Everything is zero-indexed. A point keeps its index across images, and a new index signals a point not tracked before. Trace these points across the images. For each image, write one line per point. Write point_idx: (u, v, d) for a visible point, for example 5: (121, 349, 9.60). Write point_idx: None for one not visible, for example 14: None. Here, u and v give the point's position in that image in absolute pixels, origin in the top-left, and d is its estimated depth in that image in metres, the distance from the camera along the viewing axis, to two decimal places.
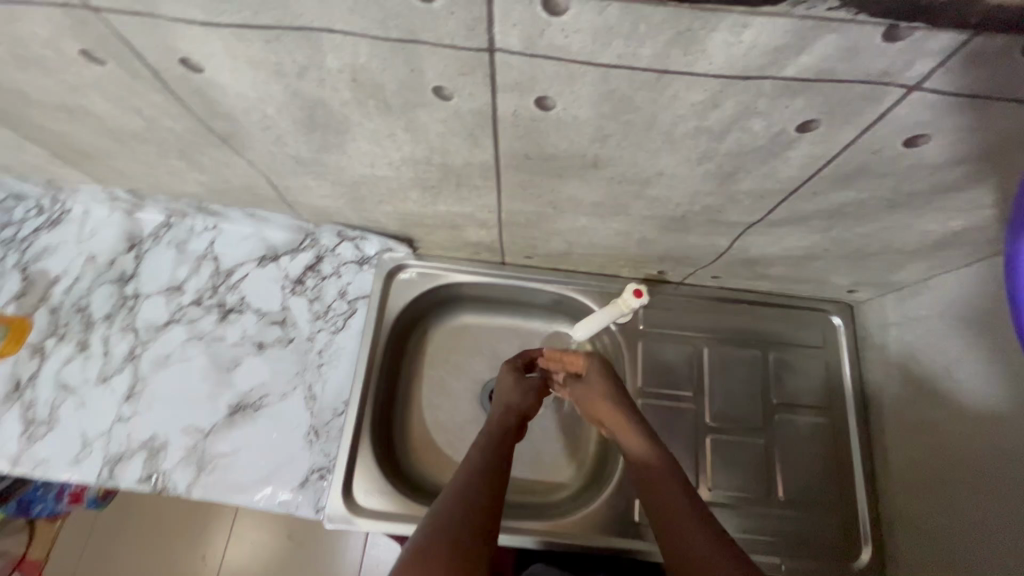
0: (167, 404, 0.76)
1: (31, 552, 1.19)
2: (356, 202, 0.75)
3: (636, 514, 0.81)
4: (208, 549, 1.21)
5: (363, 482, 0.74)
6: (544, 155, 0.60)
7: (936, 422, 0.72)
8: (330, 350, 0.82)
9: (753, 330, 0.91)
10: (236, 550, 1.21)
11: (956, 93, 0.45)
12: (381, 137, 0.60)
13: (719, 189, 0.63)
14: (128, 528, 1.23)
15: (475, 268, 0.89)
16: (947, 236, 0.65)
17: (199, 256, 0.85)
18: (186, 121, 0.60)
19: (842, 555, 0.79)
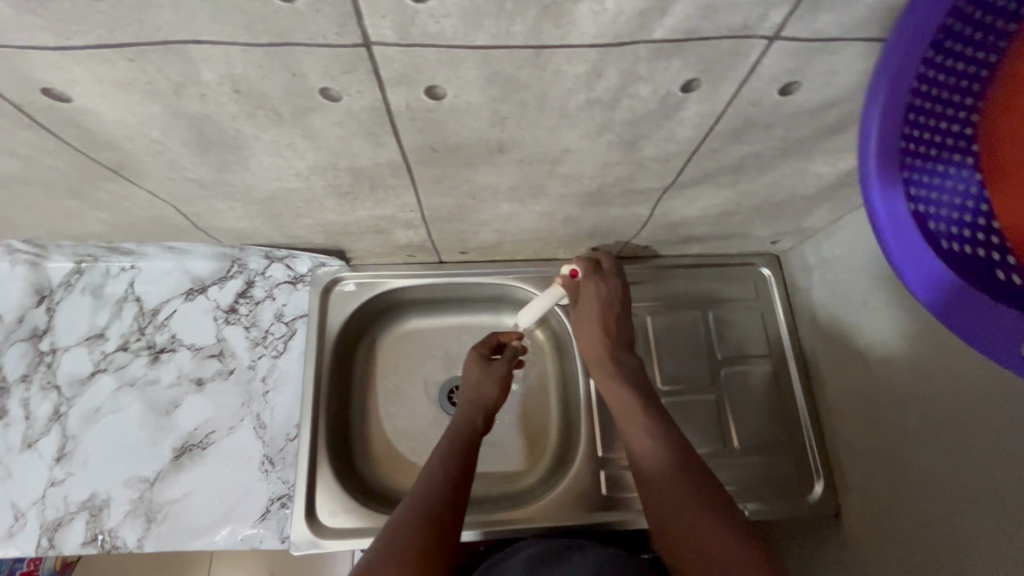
0: (105, 457, 0.75)
1: None
2: (275, 218, 0.66)
3: (604, 487, 0.79)
4: None
5: (327, 502, 0.75)
6: (449, 147, 0.51)
7: (864, 360, 0.74)
8: (274, 375, 0.81)
9: (692, 296, 0.90)
10: None
11: (813, 37, 0.39)
12: (280, 148, 0.51)
13: (625, 158, 0.55)
14: None
15: (410, 270, 0.88)
16: (840, 176, 0.62)
17: (119, 299, 0.82)
18: (66, 156, 0.51)
19: (799, 494, 0.80)
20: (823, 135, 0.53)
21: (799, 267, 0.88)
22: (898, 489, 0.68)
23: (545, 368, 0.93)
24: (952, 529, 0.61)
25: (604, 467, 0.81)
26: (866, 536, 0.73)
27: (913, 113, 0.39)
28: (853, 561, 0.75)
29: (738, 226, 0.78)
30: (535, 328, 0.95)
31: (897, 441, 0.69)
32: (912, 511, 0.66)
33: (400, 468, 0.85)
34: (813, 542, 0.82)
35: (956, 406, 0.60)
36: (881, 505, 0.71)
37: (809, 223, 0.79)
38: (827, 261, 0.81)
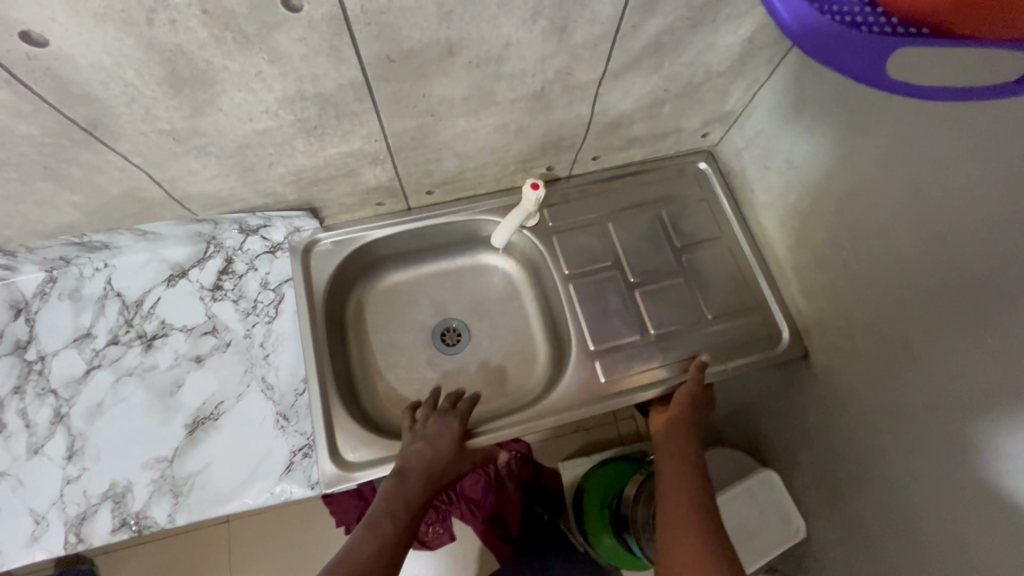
0: (118, 447, 0.76)
1: None
2: (248, 172, 0.70)
3: (600, 376, 0.87)
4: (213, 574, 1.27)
5: (347, 440, 0.79)
6: (404, 54, 0.57)
7: (805, 211, 0.83)
8: (271, 339, 0.84)
9: (644, 199, 0.99)
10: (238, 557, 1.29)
11: None
12: (250, 79, 0.55)
13: (560, 47, 0.62)
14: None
15: (383, 221, 0.92)
16: (744, 44, 0.72)
17: (99, 298, 0.83)
18: (42, 119, 0.53)
19: (770, 345, 0.89)
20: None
21: (731, 155, 0.98)
22: (857, 314, 0.77)
23: (523, 293, 1.00)
24: (891, 322, 0.71)
25: (598, 358, 0.88)
26: (830, 364, 0.83)
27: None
28: (824, 390, 0.84)
29: (670, 119, 0.87)
30: (508, 259, 1.01)
31: (839, 269, 0.79)
32: (868, 326, 0.75)
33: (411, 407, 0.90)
34: (791, 389, 0.91)
35: (878, 214, 0.70)
36: (840, 332, 0.80)
37: (729, 106, 0.89)
38: (752, 140, 0.91)
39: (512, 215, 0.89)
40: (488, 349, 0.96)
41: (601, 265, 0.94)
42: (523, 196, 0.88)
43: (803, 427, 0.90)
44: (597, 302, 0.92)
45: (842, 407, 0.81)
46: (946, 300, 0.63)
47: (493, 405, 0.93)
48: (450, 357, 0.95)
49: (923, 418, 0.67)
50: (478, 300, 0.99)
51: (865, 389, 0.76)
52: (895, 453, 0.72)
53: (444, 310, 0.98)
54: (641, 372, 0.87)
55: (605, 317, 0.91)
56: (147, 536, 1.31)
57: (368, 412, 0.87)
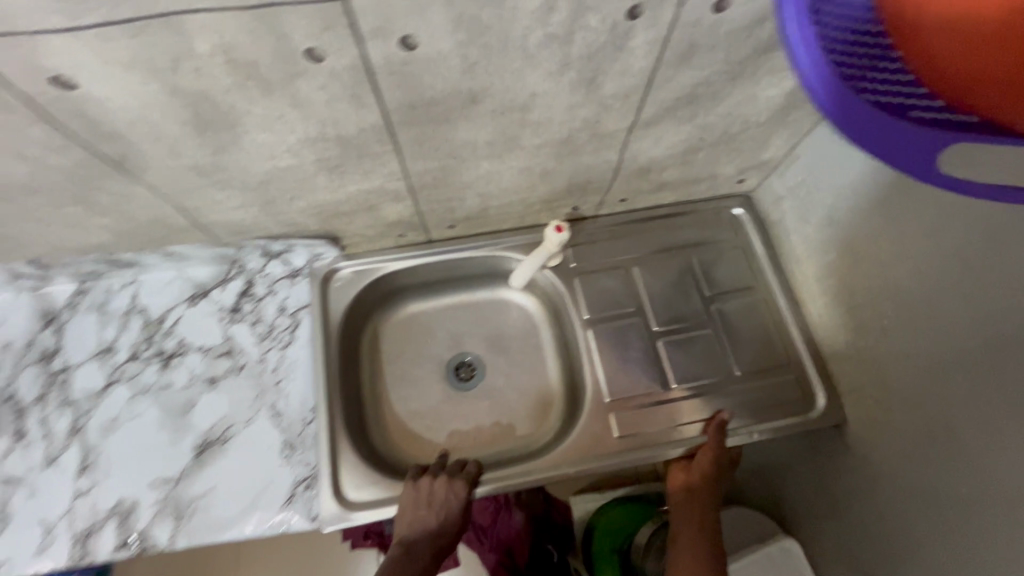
0: (128, 463, 0.78)
1: None
2: (270, 204, 0.70)
3: (615, 430, 0.83)
4: None
5: (350, 478, 0.78)
6: (427, 101, 0.56)
7: (847, 271, 0.78)
8: (284, 365, 0.84)
9: (674, 244, 0.95)
10: None
11: None
12: (272, 121, 0.55)
13: (588, 98, 0.60)
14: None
15: (403, 252, 0.91)
16: (786, 97, 0.68)
17: (125, 312, 0.85)
18: (73, 154, 0.55)
19: (801, 409, 0.84)
20: (763, 52, 0.59)
21: (770, 203, 0.93)
22: (894, 388, 0.71)
23: (541, 333, 0.97)
24: (929, 401, 0.65)
25: (613, 411, 0.84)
26: (864, 437, 0.77)
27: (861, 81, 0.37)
28: (856, 464, 0.78)
29: (704, 165, 0.83)
30: (530, 296, 0.99)
31: (878, 337, 0.73)
32: (907, 405, 0.69)
33: (418, 443, 0.89)
34: (818, 456, 0.85)
35: (922, 285, 0.65)
36: (876, 404, 0.75)
37: (769, 154, 0.85)
38: (792, 191, 0.87)
39: (534, 255, 0.87)
40: (502, 388, 0.94)
41: (624, 310, 0.91)
42: (546, 236, 0.86)
43: (832, 500, 0.83)
44: (617, 350, 0.88)
45: (872, 485, 0.75)
46: (992, 388, 0.57)
47: (503, 446, 0.90)
48: (462, 393, 0.93)
49: (959, 509, 0.62)
50: (495, 337, 0.97)
51: (897, 469, 0.71)
52: (927, 540, 0.67)
53: (460, 344, 0.97)
54: (657, 429, 0.83)
55: (623, 367, 0.87)
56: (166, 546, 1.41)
57: (375, 445, 0.86)
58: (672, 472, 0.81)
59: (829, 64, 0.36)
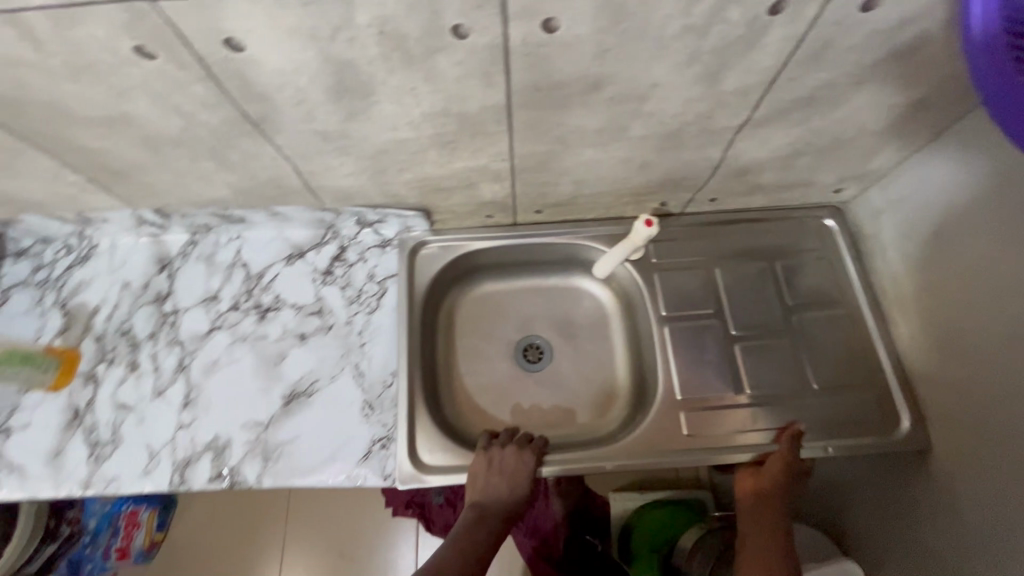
0: (224, 404, 0.84)
1: None
2: (378, 174, 0.74)
3: (684, 428, 0.83)
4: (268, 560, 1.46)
5: (425, 442, 0.82)
6: (551, 85, 0.58)
7: (951, 291, 0.74)
8: (369, 329, 0.88)
9: (758, 248, 0.93)
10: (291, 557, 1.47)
11: None
12: (404, 94, 0.58)
13: (707, 92, 0.61)
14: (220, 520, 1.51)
15: (488, 232, 0.94)
16: (910, 105, 0.66)
17: (229, 265, 0.92)
18: (223, 111, 0.60)
19: (880, 430, 0.81)
20: (896, 57, 0.58)
21: (866, 215, 0.90)
22: (990, 414, 0.68)
23: (613, 325, 0.98)
24: None
25: (683, 409, 0.84)
26: (955, 467, 0.73)
27: None
28: (941, 494, 0.75)
29: (804, 171, 0.81)
30: (604, 288, 1.00)
31: (980, 363, 0.70)
32: (1005, 435, 0.66)
33: (484, 418, 0.92)
34: (895, 481, 0.82)
35: None
36: (970, 432, 0.72)
37: (874, 165, 0.82)
38: (894, 204, 0.83)
39: (617, 248, 0.88)
40: (570, 374, 0.95)
41: (701, 310, 0.90)
42: (633, 230, 0.86)
43: (904, 528, 0.80)
44: (691, 349, 0.88)
45: (961, 519, 0.72)
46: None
47: (566, 431, 0.91)
48: (530, 376, 0.95)
49: None
50: (566, 324, 0.99)
51: (994, 506, 0.67)
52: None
53: (531, 327, 0.98)
54: (726, 432, 0.83)
55: (697, 366, 0.87)
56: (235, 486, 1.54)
57: (446, 415, 0.89)
58: (742, 475, 0.81)
59: None
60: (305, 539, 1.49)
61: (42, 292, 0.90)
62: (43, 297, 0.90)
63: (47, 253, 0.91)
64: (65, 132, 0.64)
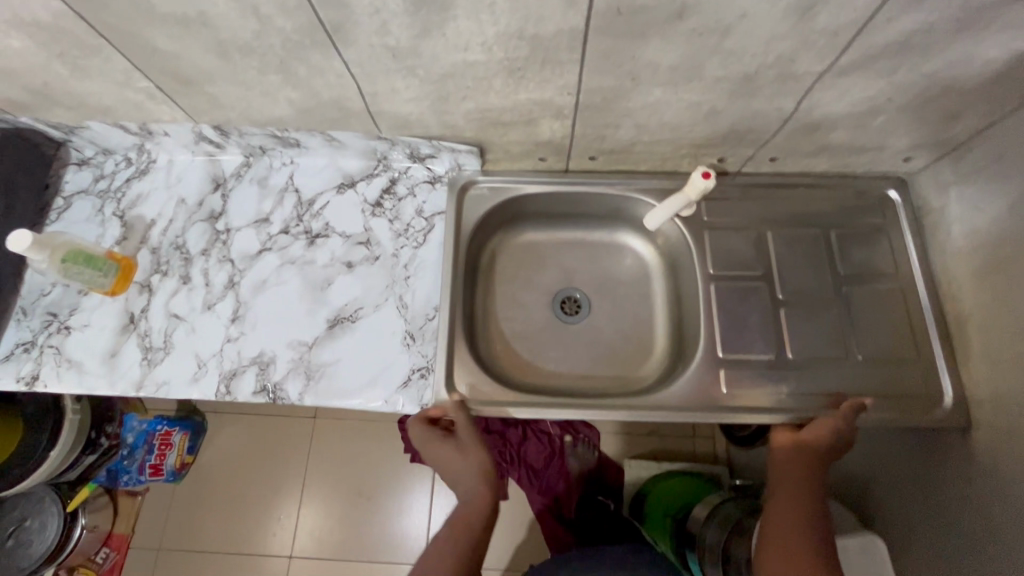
0: (271, 322, 0.86)
1: (118, 527, 1.50)
2: (441, 101, 0.73)
3: (722, 385, 0.82)
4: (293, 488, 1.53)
5: (464, 376, 0.84)
6: (634, 9, 0.56)
7: (1020, 267, 0.71)
8: (414, 263, 0.89)
9: (814, 214, 0.91)
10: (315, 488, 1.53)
11: None
12: (481, 9, 0.57)
13: (794, 30, 0.58)
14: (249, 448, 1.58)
15: (537, 177, 0.93)
16: (1008, 61, 0.62)
17: (281, 189, 0.93)
18: (298, 16, 0.59)
19: (923, 405, 0.80)
20: (1005, 3, 0.54)
21: (932, 188, 0.86)
22: None
23: (654, 283, 0.97)
24: None
25: (723, 367, 0.84)
26: (1002, 447, 0.72)
27: None
28: (980, 473, 0.74)
29: (876, 133, 0.78)
30: (648, 245, 0.98)
31: None
32: None
33: (519, 361, 0.92)
34: (930, 461, 0.81)
35: None
36: (1022, 411, 0.70)
37: (952, 133, 0.78)
38: (967, 176, 0.80)
39: (674, 199, 0.84)
40: (608, 327, 0.95)
41: (750, 272, 0.88)
42: (689, 182, 0.83)
43: (935, 504, 0.80)
44: (736, 310, 0.87)
45: (999, 497, 0.71)
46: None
47: (599, 382, 0.91)
48: (566, 326, 0.95)
49: None
50: (607, 278, 0.98)
51: None
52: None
53: (571, 278, 0.98)
54: (764, 394, 0.82)
55: (740, 327, 0.86)
56: (264, 419, 1.60)
57: (483, 355, 0.90)
58: (780, 433, 0.78)
59: None
60: (327, 474, 1.54)
61: (102, 201, 0.93)
62: (102, 206, 0.92)
63: (108, 164, 0.94)
64: (142, 31, 0.64)
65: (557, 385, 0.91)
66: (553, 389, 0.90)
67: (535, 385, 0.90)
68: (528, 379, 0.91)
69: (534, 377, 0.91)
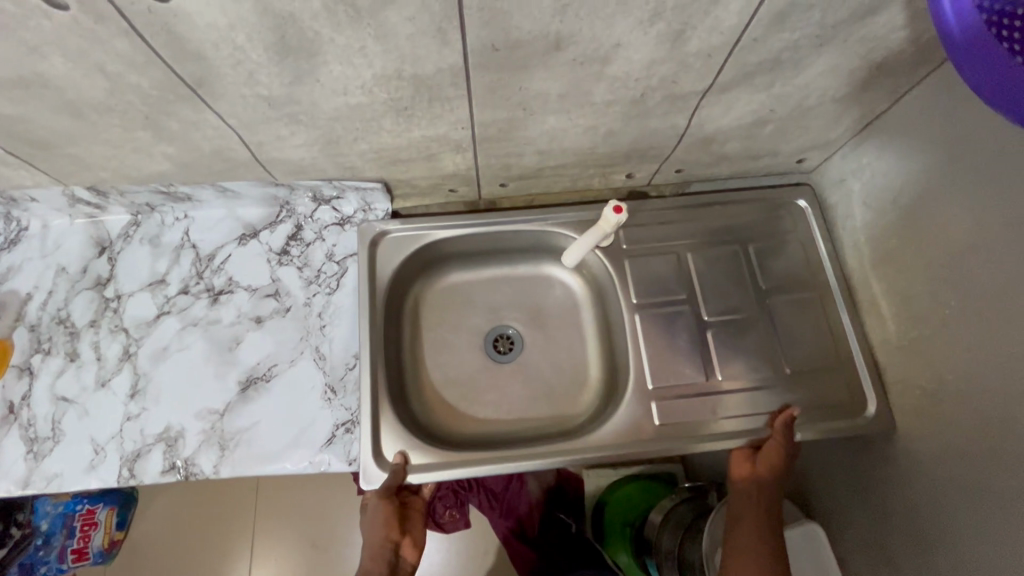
0: (176, 393, 0.79)
1: None
2: (332, 144, 0.70)
3: (657, 417, 0.81)
4: (240, 550, 1.43)
5: (394, 441, 0.79)
6: (510, 44, 0.54)
7: (909, 259, 0.75)
8: (328, 311, 0.85)
9: (730, 231, 0.92)
10: (265, 546, 1.43)
11: None
12: (352, 54, 0.54)
13: (671, 54, 0.59)
14: (183, 515, 1.45)
15: (452, 221, 0.90)
16: (872, 69, 0.66)
17: (176, 247, 0.86)
18: (152, 71, 0.55)
19: (850, 412, 0.81)
20: (859, 18, 0.57)
21: (829, 184, 0.91)
22: (948, 376, 0.70)
23: (583, 312, 0.95)
24: (989, 395, 0.64)
25: (657, 399, 0.82)
26: (913, 428, 0.76)
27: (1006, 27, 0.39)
28: (903, 465, 0.76)
29: (768, 140, 0.81)
30: (574, 275, 0.97)
31: (935, 327, 0.72)
32: (953, 394, 0.69)
33: (453, 413, 0.88)
34: (858, 452, 0.84)
35: (993, 275, 0.63)
36: (926, 392, 0.74)
37: (837, 134, 0.82)
38: (856, 173, 0.84)
39: (587, 235, 0.85)
40: (542, 362, 0.92)
41: (674, 296, 0.88)
42: (602, 216, 0.83)
43: (865, 493, 0.83)
44: (664, 336, 0.85)
45: (919, 490, 0.73)
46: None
47: (538, 424, 0.88)
48: (500, 367, 0.92)
49: (1012, 503, 0.61)
50: (536, 312, 0.95)
51: (947, 464, 0.70)
52: (984, 555, 0.64)
53: (499, 310, 0.95)
54: (700, 420, 0.81)
55: (669, 354, 0.84)
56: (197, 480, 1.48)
57: (413, 404, 0.87)
58: (738, 463, 0.79)
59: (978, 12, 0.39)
60: (276, 531, 1.45)
61: None
62: None
63: None
64: None
65: (494, 433, 0.87)
66: (489, 440, 0.87)
67: (472, 437, 0.87)
68: (464, 431, 0.87)
69: (470, 429, 0.88)
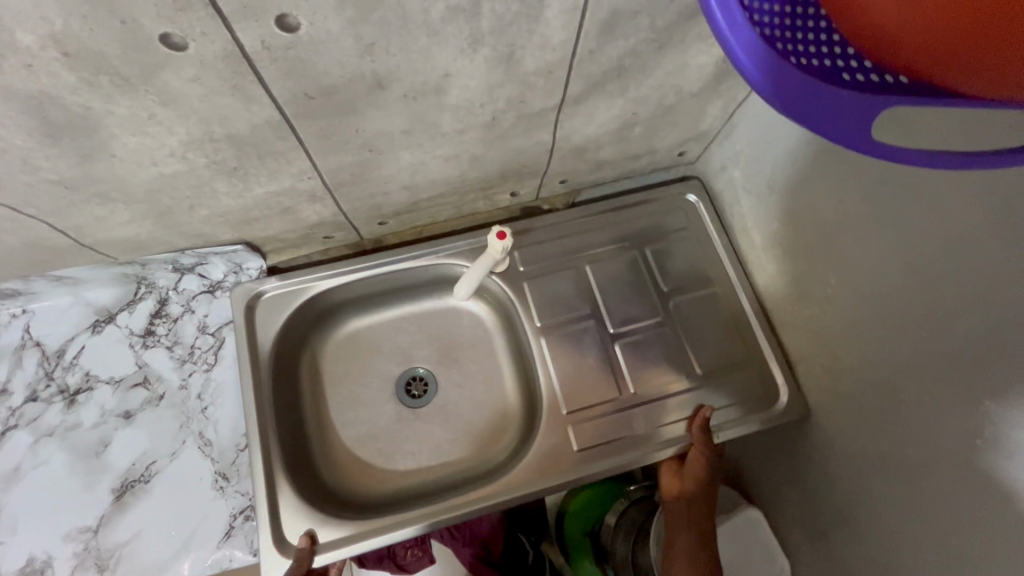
0: (36, 518, 0.70)
1: None
2: (165, 216, 0.62)
3: (574, 444, 0.78)
4: None
5: (296, 522, 0.71)
6: (325, 90, 0.49)
7: (790, 240, 0.76)
8: (209, 389, 0.77)
9: (626, 234, 0.90)
10: None
11: None
12: (142, 123, 0.47)
13: (508, 77, 0.56)
14: None
15: (334, 268, 0.83)
16: (719, 63, 0.65)
17: (16, 348, 0.75)
18: None
19: (762, 402, 0.81)
20: (688, 18, 0.56)
21: (714, 173, 0.91)
22: (838, 347, 0.71)
23: (494, 339, 0.91)
24: (879, 367, 0.64)
25: (571, 424, 0.79)
26: (818, 406, 0.76)
27: (784, 46, 0.34)
28: (813, 442, 0.77)
29: (642, 140, 0.80)
30: (480, 302, 0.92)
31: (824, 306, 0.72)
32: (845, 367, 0.70)
33: (369, 472, 0.82)
34: (777, 439, 0.84)
35: (858, 248, 0.64)
36: (825, 367, 0.75)
37: (708, 125, 0.82)
38: (734, 161, 0.84)
39: (477, 264, 0.82)
40: (457, 397, 0.88)
41: (577, 313, 0.85)
42: (489, 244, 0.81)
43: (786, 476, 0.82)
44: (572, 357, 0.83)
45: (834, 470, 0.73)
46: (931, 339, 0.57)
47: (460, 468, 0.84)
48: (414, 413, 0.86)
49: (915, 472, 0.60)
50: (446, 347, 0.90)
51: (848, 438, 0.71)
52: (897, 542, 0.64)
53: (406, 354, 0.89)
54: (618, 436, 0.79)
55: (580, 373, 0.82)
56: None
57: (320, 472, 0.80)
58: (667, 482, 0.78)
59: (754, 34, 0.33)
60: None
61: None
62: None
63: None
64: None
65: (413, 486, 0.82)
66: (409, 493, 0.81)
67: (392, 493, 0.81)
68: (381, 489, 0.82)
69: (387, 487, 0.82)
